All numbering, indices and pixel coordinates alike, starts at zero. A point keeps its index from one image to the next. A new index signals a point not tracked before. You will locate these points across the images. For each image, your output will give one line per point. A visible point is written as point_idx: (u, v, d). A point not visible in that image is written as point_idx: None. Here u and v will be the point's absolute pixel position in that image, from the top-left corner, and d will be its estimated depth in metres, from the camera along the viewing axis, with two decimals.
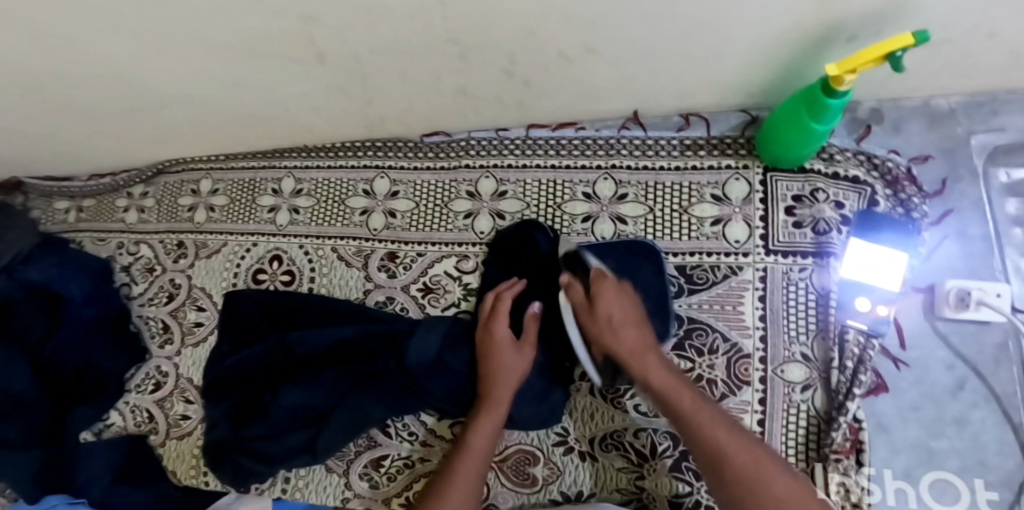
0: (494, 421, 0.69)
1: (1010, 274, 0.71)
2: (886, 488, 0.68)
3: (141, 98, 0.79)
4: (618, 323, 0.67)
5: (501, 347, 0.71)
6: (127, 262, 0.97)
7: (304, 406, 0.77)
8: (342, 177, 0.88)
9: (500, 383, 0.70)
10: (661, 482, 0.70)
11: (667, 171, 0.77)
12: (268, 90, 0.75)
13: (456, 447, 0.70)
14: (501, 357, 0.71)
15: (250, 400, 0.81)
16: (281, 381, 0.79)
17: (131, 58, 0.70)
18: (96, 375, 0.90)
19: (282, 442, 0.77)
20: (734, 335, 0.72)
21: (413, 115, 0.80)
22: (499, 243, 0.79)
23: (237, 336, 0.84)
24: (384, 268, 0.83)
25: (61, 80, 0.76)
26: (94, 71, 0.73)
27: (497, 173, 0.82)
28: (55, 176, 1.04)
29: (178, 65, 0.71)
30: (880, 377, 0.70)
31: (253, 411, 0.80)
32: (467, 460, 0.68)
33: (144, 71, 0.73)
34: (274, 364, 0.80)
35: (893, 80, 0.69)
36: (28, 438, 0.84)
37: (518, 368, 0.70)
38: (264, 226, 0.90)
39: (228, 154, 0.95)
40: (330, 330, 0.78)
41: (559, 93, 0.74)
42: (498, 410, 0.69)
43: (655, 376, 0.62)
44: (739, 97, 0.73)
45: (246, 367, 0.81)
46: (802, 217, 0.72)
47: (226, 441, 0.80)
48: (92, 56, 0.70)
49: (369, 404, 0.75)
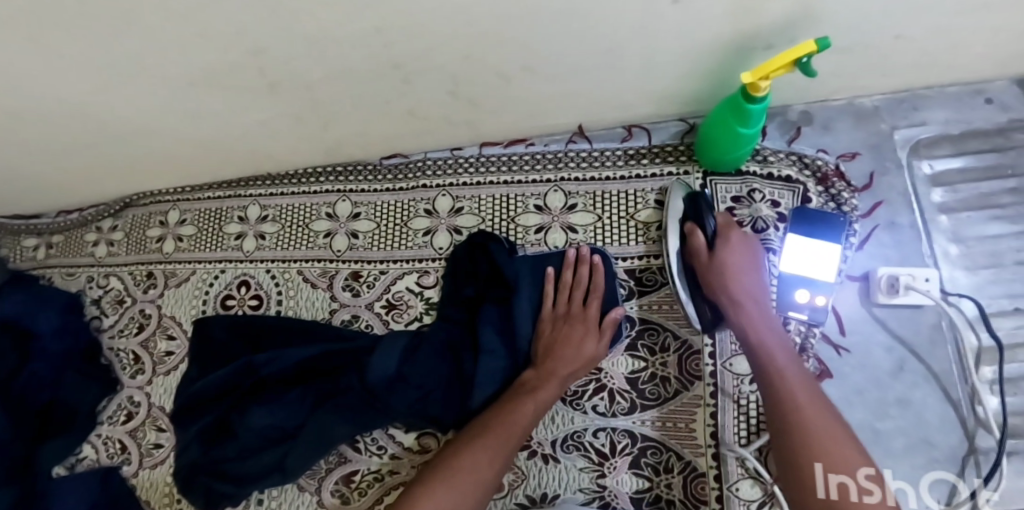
0: (544, 397, 0.71)
1: (940, 259, 0.74)
2: (888, 489, 0.68)
3: (104, 132, 0.82)
4: (734, 271, 0.70)
5: (569, 329, 0.74)
6: (97, 296, 0.99)
7: (273, 425, 0.79)
8: (305, 202, 0.91)
9: (575, 358, 0.72)
10: (622, 479, 0.72)
11: (612, 180, 0.81)
12: (228, 119, 0.78)
13: (498, 411, 0.70)
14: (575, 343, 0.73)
15: (219, 422, 0.82)
16: (254, 399, 0.80)
17: (91, 95, 0.73)
18: (68, 408, 0.91)
19: (251, 464, 0.79)
20: (684, 333, 0.75)
21: (370, 138, 0.84)
22: (457, 261, 0.81)
23: (201, 367, 0.86)
24: (348, 287, 0.86)
25: (24, 120, 0.78)
26: (56, 110, 0.76)
27: (454, 190, 0.85)
28: (22, 214, 1.05)
29: (137, 98, 0.74)
30: (824, 363, 0.72)
31: (223, 433, 0.81)
32: (516, 414, 0.69)
33: (106, 107, 0.76)
34: (240, 385, 0.81)
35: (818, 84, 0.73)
36: (5, 473, 0.84)
37: (580, 356, 0.72)
38: (231, 252, 0.93)
39: (194, 185, 0.97)
40: (294, 350, 0.80)
41: (506, 111, 0.78)
42: (548, 386, 0.71)
43: (753, 321, 0.67)
44: (675, 105, 0.77)
45: (217, 386, 0.82)
46: (741, 218, 0.77)
47: (199, 464, 0.80)
48: (53, 95, 0.73)
49: (332, 422, 0.77)
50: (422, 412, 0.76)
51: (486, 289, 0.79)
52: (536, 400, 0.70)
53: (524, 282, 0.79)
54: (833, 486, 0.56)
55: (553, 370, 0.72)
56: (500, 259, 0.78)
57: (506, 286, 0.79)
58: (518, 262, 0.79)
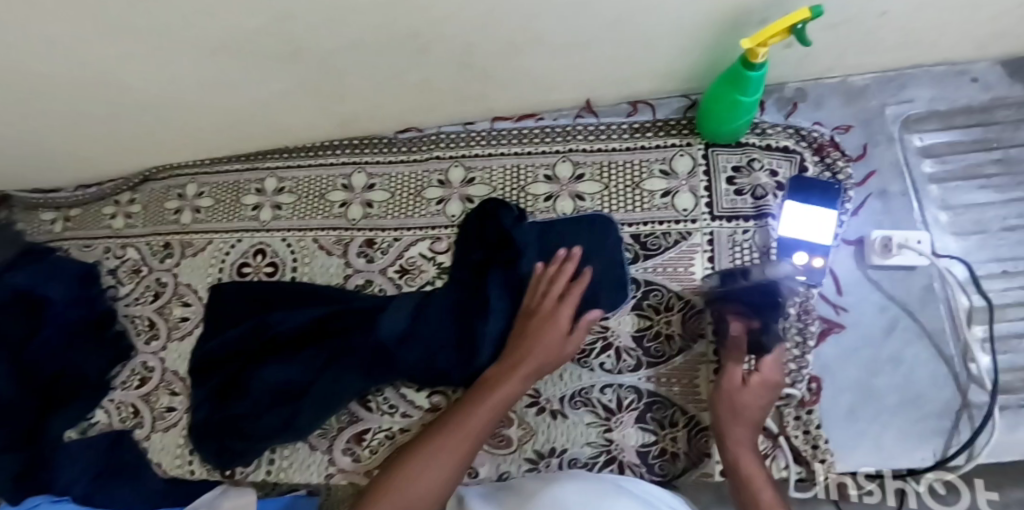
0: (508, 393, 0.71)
1: (931, 226, 0.78)
2: (887, 489, 0.71)
3: (127, 104, 0.84)
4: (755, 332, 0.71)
5: (539, 325, 0.74)
6: (113, 266, 1.01)
7: (283, 382, 0.81)
8: (322, 174, 0.94)
9: (538, 357, 0.72)
10: (629, 433, 0.75)
11: (618, 151, 0.85)
12: (250, 90, 0.82)
13: (458, 410, 0.71)
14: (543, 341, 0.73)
15: (231, 380, 0.84)
16: (264, 357, 0.83)
17: (118, 63, 0.75)
18: (76, 378, 0.93)
19: (261, 422, 0.80)
20: (688, 294, 0.78)
21: (385, 111, 0.87)
22: (467, 230, 0.84)
23: (214, 329, 0.88)
24: (363, 253, 0.88)
25: (50, 89, 0.81)
26: (82, 79, 0.79)
27: (466, 162, 0.89)
28: (40, 189, 1.07)
29: (162, 67, 0.77)
30: (827, 320, 0.75)
31: (234, 391, 0.83)
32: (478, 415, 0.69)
33: (131, 75, 0.78)
34: (252, 345, 0.84)
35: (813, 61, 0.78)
36: (10, 442, 0.87)
37: (548, 351, 0.72)
38: (247, 222, 0.96)
39: (212, 158, 1.00)
40: (307, 310, 0.83)
41: (517, 83, 0.81)
42: (510, 380, 0.71)
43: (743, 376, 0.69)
44: (677, 81, 0.81)
45: (227, 346, 0.84)
46: (741, 186, 0.80)
47: (210, 421, 0.83)
48: (81, 64, 0.75)
49: (343, 378, 0.79)
50: (431, 367, 0.78)
51: (493, 253, 0.81)
52: (499, 393, 0.70)
53: (532, 247, 0.81)
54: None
55: (517, 364, 0.72)
56: (508, 224, 0.82)
57: (511, 251, 0.81)
58: (525, 228, 0.82)
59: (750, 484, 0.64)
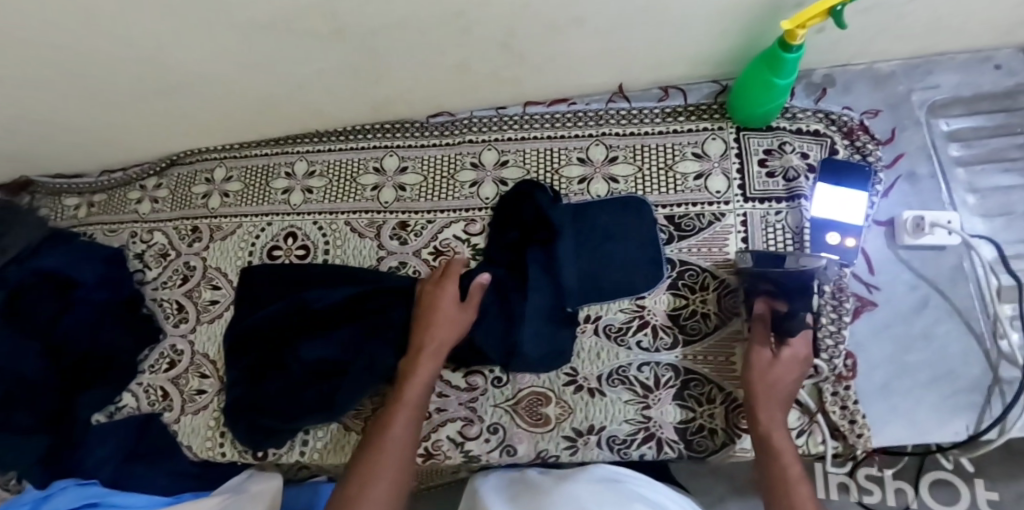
0: (412, 398, 0.72)
1: (959, 207, 0.80)
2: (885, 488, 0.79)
3: (158, 83, 0.84)
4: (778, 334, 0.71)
5: (431, 329, 0.75)
6: (140, 250, 1.01)
7: (319, 360, 0.80)
8: (353, 158, 0.95)
9: (436, 335, 0.75)
10: (666, 410, 0.76)
11: (651, 135, 0.86)
12: (283, 70, 0.82)
13: (380, 420, 0.71)
14: (438, 318, 0.76)
15: (266, 359, 0.84)
16: (299, 336, 0.82)
17: (156, 42, 0.75)
18: (104, 357, 0.92)
19: (298, 399, 0.80)
20: (723, 273, 0.79)
21: (419, 94, 0.88)
22: (506, 210, 0.84)
23: (247, 310, 0.89)
24: (396, 236, 0.89)
25: (84, 69, 0.80)
26: (117, 59, 0.78)
27: (499, 145, 0.90)
28: (65, 173, 1.08)
29: (199, 48, 0.77)
30: (862, 297, 0.77)
31: (269, 369, 0.83)
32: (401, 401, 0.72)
33: (167, 55, 0.78)
34: (288, 323, 0.84)
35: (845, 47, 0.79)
36: (35, 424, 0.87)
37: (440, 326, 0.75)
38: (277, 206, 0.96)
39: (242, 143, 1.01)
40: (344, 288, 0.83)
41: (553, 66, 0.82)
42: (423, 364, 0.74)
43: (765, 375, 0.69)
44: (710, 65, 0.83)
45: (263, 323, 0.85)
46: (773, 168, 0.82)
47: (244, 400, 0.83)
48: (117, 43, 0.75)
49: (383, 355, 0.79)
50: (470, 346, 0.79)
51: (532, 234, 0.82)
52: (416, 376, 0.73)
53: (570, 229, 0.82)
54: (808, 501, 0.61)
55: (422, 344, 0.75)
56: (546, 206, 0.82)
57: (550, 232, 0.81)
58: (564, 211, 0.83)
59: (781, 463, 0.64)
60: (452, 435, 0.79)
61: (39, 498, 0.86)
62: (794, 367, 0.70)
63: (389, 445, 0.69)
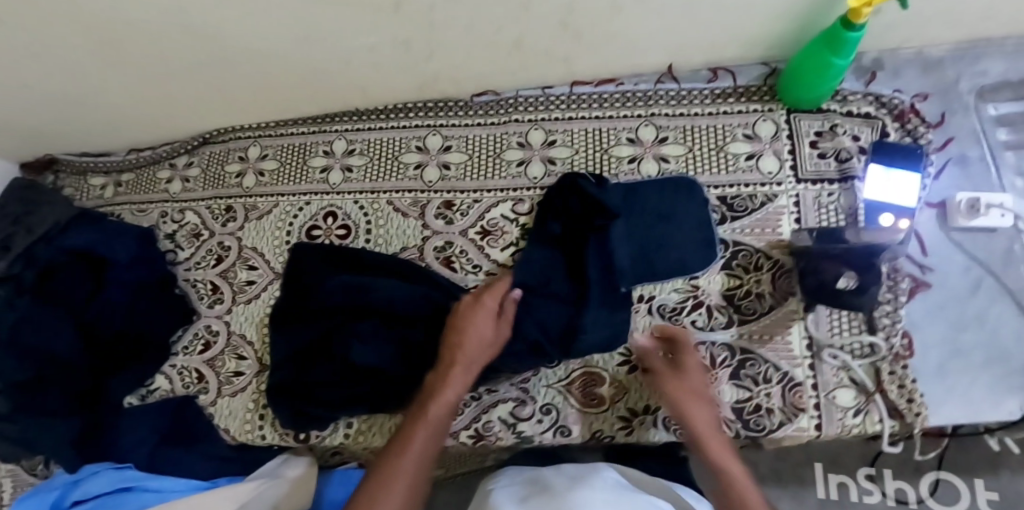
0: (436, 416, 0.70)
1: (1009, 190, 0.81)
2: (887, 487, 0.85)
3: (193, 55, 0.82)
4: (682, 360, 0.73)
5: (460, 343, 0.73)
6: (171, 230, 0.98)
7: (371, 362, 0.77)
8: (395, 136, 0.93)
9: (469, 349, 0.72)
10: (723, 390, 0.76)
11: (701, 116, 0.86)
12: (327, 46, 0.80)
13: (399, 435, 0.70)
14: (475, 331, 0.73)
15: (315, 344, 0.82)
16: (354, 324, 0.79)
17: (199, 12, 0.72)
18: (137, 336, 0.90)
19: (346, 391, 0.79)
20: (777, 254, 0.79)
21: (466, 72, 0.86)
22: (555, 197, 0.83)
23: (295, 296, 0.86)
24: (441, 215, 0.87)
25: (121, 39, 0.77)
26: (157, 29, 0.75)
27: (547, 125, 0.89)
28: (91, 152, 1.07)
29: (243, 19, 0.74)
30: (918, 277, 0.77)
31: (316, 356, 0.81)
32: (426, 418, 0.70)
33: (209, 26, 0.75)
34: (338, 314, 0.81)
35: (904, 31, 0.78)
36: (67, 406, 0.87)
37: (479, 341, 0.73)
38: (316, 185, 0.94)
39: (277, 121, 0.99)
40: (403, 287, 0.80)
41: (605, 45, 0.80)
42: (451, 379, 0.72)
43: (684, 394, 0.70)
44: (764, 47, 0.82)
45: (313, 310, 0.83)
46: (824, 150, 0.82)
47: (290, 385, 0.81)
48: (159, 12, 0.72)
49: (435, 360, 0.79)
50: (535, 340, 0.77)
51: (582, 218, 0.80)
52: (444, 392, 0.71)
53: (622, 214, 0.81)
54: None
55: (456, 358, 0.72)
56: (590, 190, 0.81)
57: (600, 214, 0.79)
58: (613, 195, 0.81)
59: (734, 491, 0.64)
60: (503, 416, 0.78)
61: (70, 482, 0.84)
62: (703, 398, 0.70)
63: (407, 460, 0.68)
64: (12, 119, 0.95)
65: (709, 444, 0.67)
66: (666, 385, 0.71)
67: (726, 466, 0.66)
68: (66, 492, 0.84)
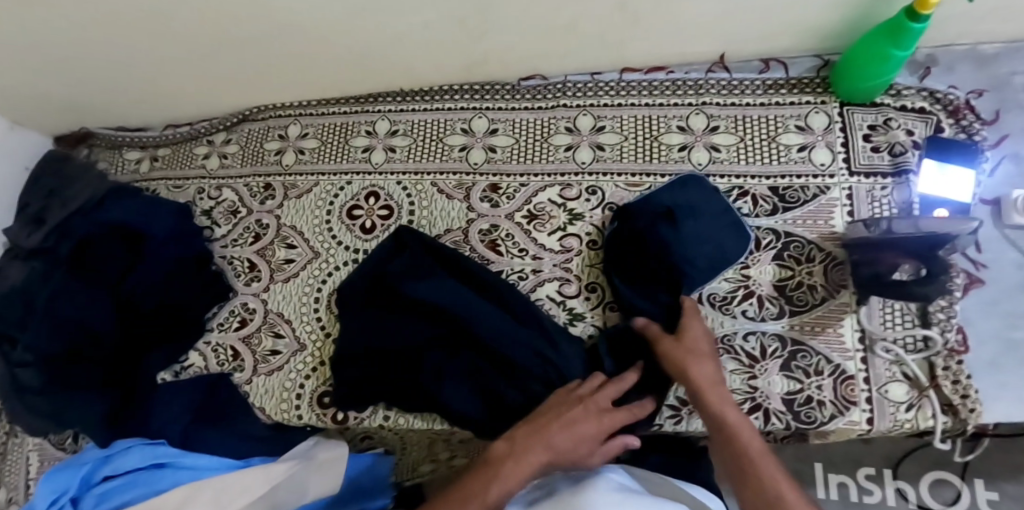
0: (493, 499, 0.64)
1: None
2: None
3: (241, 27, 0.81)
4: (687, 327, 0.71)
5: (561, 426, 0.67)
6: (208, 207, 0.97)
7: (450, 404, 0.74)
8: (440, 118, 0.92)
9: (567, 439, 0.67)
10: (773, 380, 0.75)
11: (753, 106, 0.85)
12: (378, 22, 0.78)
13: (450, 502, 0.65)
14: (581, 423, 0.67)
15: (384, 368, 0.79)
16: (432, 353, 0.77)
17: None
18: (175, 311, 0.88)
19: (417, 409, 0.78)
20: (829, 246, 0.78)
21: (516, 54, 0.85)
22: (620, 225, 0.80)
23: (360, 327, 0.81)
24: (487, 198, 0.86)
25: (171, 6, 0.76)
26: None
27: (596, 110, 0.88)
28: (127, 126, 1.06)
29: None
30: (973, 273, 0.77)
31: (389, 378, 0.78)
32: (483, 496, 0.65)
33: None
34: (414, 345, 0.78)
35: (965, 25, 0.77)
36: (102, 381, 0.85)
37: (578, 433, 0.67)
38: (358, 165, 0.93)
39: (319, 100, 0.98)
40: (502, 330, 0.75)
41: (660, 31, 0.79)
42: (529, 459, 0.66)
43: (682, 357, 0.68)
44: (821, 39, 0.80)
45: (382, 336, 0.79)
46: (878, 143, 0.81)
47: (356, 395, 0.80)
48: None
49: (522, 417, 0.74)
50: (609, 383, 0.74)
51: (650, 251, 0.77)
52: (517, 471, 0.65)
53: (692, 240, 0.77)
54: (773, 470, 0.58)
55: (545, 434, 0.67)
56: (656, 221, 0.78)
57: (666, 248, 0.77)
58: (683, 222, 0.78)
59: (737, 437, 0.62)
60: None
61: (103, 457, 0.83)
62: (704, 353, 0.69)
63: None
64: (51, 87, 0.95)
65: (710, 394, 0.66)
66: (667, 343, 0.70)
67: (728, 412, 0.64)
68: (96, 468, 0.83)
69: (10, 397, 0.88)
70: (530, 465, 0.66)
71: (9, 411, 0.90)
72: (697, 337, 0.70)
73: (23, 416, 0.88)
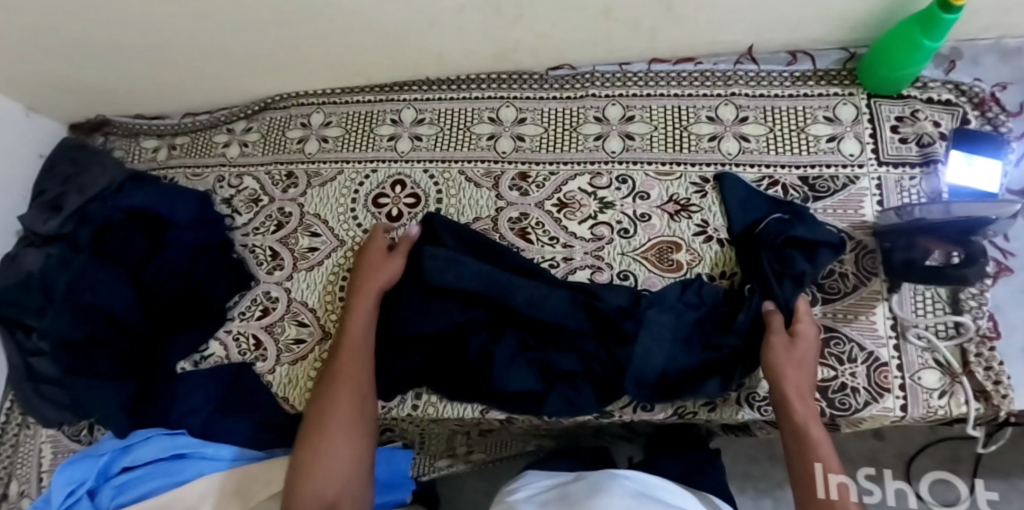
0: (353, 351, 0.75)
1: None
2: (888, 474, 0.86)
3: (268, 11, 0.80)
4: (800, 332, 0.68)
5: (365, 275, 0.80)
6: (229, 195, 0.96)
7: (513, 385, 0.72)
8: (467, 107, 0.92)
9: (368, 282, 0.79)
10: None
11: (781, 97, 0.86)
12: (411, 8, 0.78)
13: (327, 375, 0.74)
14: (376, 275, 0.79)
15: (428, 356, 0.77)
16: (476, 328, 0.76)
17: None
18: (198, 293, 0.87)
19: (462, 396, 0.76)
20: (859, 235, 0.79)
21: (547, 43, 0.85)
22: (759, 220, 0.78)
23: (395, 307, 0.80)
24: (516, 187, 0.86)
25: None
26: None
27: (624, 101, 0.89)
28: (144, 115, 1.05)
29: None
30: (1001, 262, 0.79)
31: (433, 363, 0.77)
32: (347, 348, 0.75)
33: None
34: (457, 321, 0.76)
35: (992, 19, 0.78)
36: (120, 369, 0.84)
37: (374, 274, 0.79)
38: (383, 153, 0.92)
39: (342, 89, 0.97)
40: (559, 298, 0.74)
41: (692, 20, 0.80)
42: (359, 304, 0.78)
43: (785, 362, 0.66)
44: (850, 30, 0.81)
45: (415, 319, 0.77)
46: (906, 135, 0.82)
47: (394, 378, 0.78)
48: None
49: (583, 386, 0.73)
50: (678, 349, 0.72)
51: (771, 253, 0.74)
52: (359, 322, 0.77)
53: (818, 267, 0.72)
54: (833, 486, 0.59)
55: (364, 288, 0.79)
56: (791, 224, 0.75)
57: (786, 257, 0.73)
58: (819, 247, 0.73)
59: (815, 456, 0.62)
60: None
61: (119, 448, 0.81)
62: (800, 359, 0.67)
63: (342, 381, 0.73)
64: (69, 72, 0.94)
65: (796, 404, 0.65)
66: (774, 344, 0.67)
67: (808, 426, 0.64)
68: (114, 458, 0.81)
69: (25, 387, 0.90)
70: (358, 311, 0.78)
71: (22, 400, 0.90)
72: (808, 346, 0.68)
73: (37, 406, 0.89)
